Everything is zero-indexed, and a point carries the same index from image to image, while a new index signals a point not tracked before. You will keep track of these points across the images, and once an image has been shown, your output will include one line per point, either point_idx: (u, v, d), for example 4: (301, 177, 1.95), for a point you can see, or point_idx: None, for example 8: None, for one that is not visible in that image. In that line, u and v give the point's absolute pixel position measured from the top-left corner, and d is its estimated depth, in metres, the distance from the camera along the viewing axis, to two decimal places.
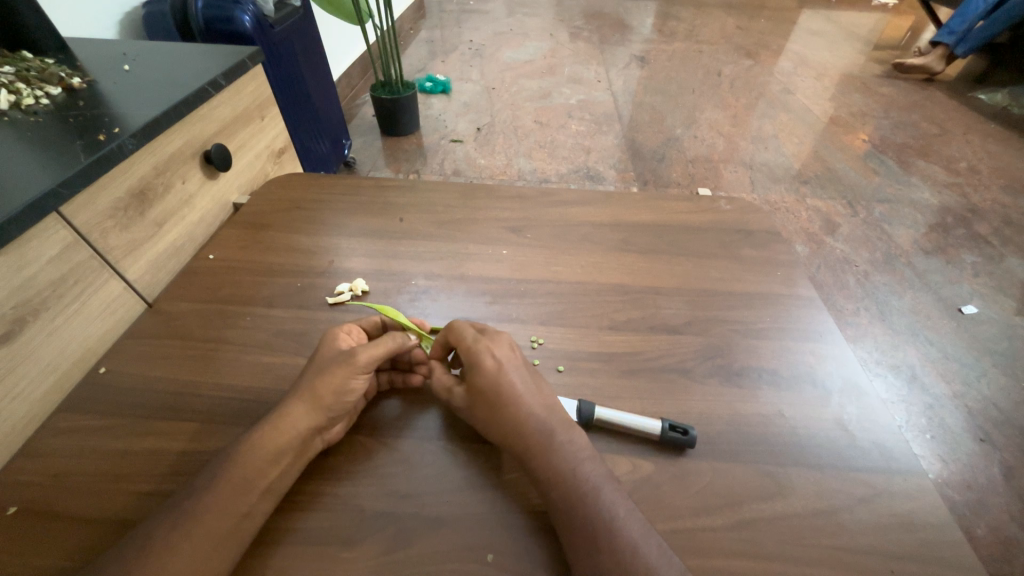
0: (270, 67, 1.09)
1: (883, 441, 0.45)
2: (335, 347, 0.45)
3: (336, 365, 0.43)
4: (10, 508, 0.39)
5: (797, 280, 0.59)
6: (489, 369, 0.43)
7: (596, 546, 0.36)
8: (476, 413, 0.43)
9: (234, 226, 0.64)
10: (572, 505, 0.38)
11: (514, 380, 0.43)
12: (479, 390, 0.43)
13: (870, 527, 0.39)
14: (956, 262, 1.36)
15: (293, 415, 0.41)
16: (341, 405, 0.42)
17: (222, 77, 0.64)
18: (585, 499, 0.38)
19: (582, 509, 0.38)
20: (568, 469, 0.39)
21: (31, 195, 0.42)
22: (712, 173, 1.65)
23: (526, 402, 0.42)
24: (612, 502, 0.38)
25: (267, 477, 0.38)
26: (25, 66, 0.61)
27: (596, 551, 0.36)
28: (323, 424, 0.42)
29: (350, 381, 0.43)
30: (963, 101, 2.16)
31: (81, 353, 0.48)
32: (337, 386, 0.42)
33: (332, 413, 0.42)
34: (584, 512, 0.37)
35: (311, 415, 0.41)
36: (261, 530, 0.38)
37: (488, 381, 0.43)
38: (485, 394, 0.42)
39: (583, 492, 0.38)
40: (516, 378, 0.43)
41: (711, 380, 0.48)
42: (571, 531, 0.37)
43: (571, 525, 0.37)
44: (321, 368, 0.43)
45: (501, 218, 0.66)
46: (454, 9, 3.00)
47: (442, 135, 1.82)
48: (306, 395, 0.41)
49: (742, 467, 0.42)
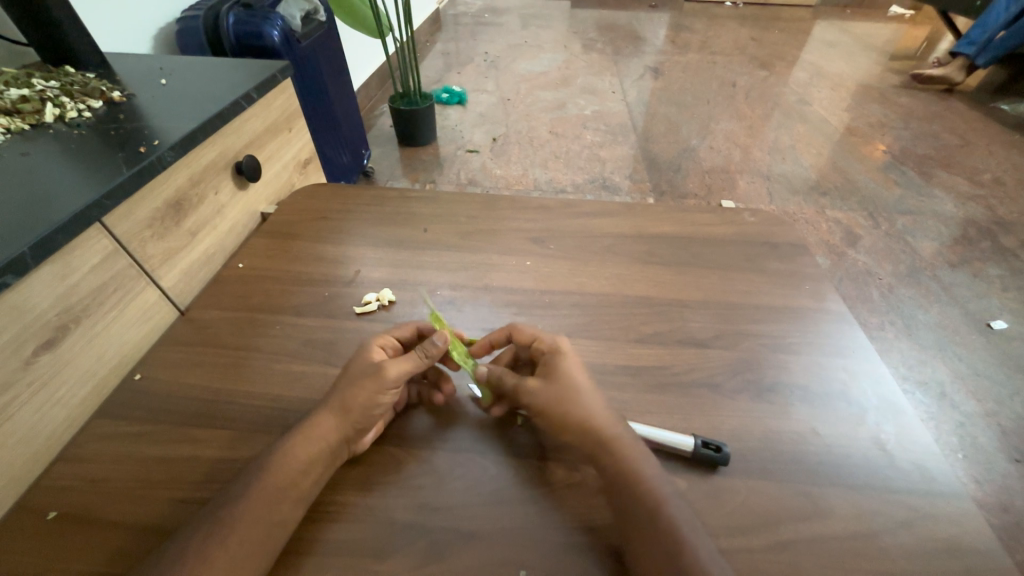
0: (296, 79, 1.12)
1: (924, 462, 0.44)
2: (367, 359, 0.45)
3: (365, 379, 0.43)
4: (50, 512, 0.39)
5: (826, 294, 0.58)
6: (569, 360, 0.46)
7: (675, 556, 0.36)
8: (550, 401, 0.44)
9: (262, 235, 0.65)
10: (647, 510, 0.38)
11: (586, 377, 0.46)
12: (551, 377, 0.45)
13: (911, 552, 0.38)
14: (983, 275, 1.34)
15: (323, 425, 0.41)
16: (368, 419, 0.43)
17: (254, 91, 0.66)
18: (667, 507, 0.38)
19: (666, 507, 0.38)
20: None
21: (78, 206, 0.44)
22: (728, 184, 1.65)
23: (594, 394, 0.44)
24: None
25: (299, 486, 0.39)
26: (69, 81, 0.64)
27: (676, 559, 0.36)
28: (352, 436, 0.42)
29: (378, 397, 0.43)
30: (985, 112, 2.13)
31: (117, 360, 0.49)
32: (367, 398, 0.42)
33: (360, 425, 0.42)
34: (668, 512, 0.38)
35: (340, 425, 0.41)
36: (290, 541, 0.38)
37: (570, 371, 0.45)
38: (556, 380, 0.45)
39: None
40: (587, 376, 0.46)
41: (741, 396, 0.48)
42: (642, 538, 0.37)
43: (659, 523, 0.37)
44: (352, 380, 0.44)
45: (525, 229, 0.66)
46: (469, 22, 3.05)
47: (458, 145, 1.84)
48: (336, 407, 0.42)
49: (778, 486, 0.41)
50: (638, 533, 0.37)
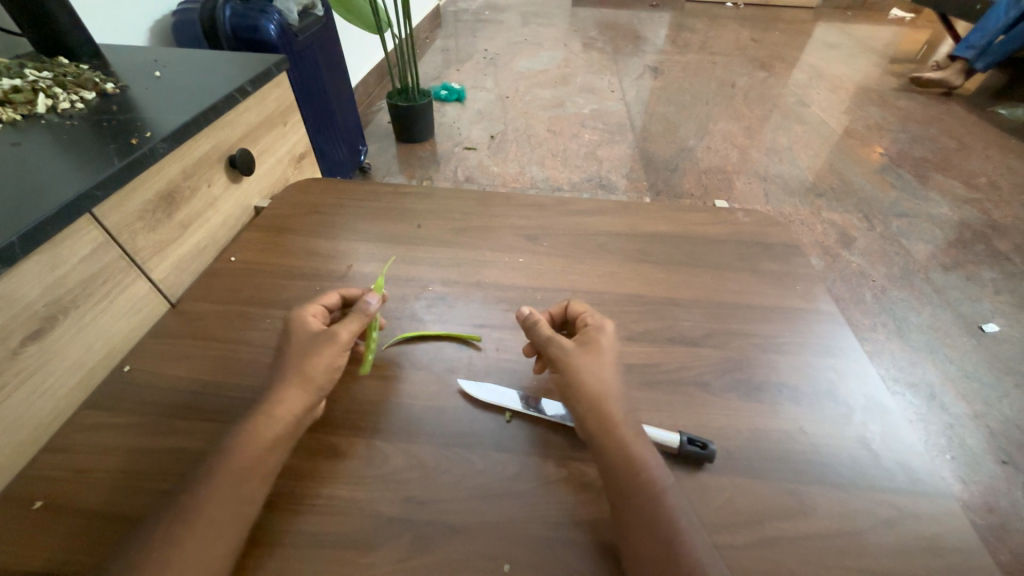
0: (293, 74, 1.12)
1: (909, 461, 0.44)
2: (306, 327, 0.47)
3: (319, 346, 0.45)
4: (36, 502, 0.40)
5: (816, 295, 0.58)
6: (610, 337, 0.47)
7: (667, 553, 0.35)
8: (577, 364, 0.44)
9: (254, 229, 0.65)
10: (637, 505, 0.37)
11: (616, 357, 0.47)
12: (589, 344, 0.46)
13: (893, 550, 0.38)
14: (977, 278, 1.34)
15: (288, 400, 0.42)
16: (329, 382, 0.45)
17: (248, 84, 0.65)
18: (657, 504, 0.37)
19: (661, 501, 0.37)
20: (632, 470, 0.39)
21: (68, 196, 0.44)
22: (725, 184, 1.65)
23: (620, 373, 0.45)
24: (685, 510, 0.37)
25: (265, 465, 0.39)
26: (62, 72, 0.63)
27: (666, 555, 0.35)
28: (316, 402, 0.44)
29: (337, 359, 0.46)
30: (983, 116, 2.14)
31: (106, 352, 0.49)
32: (320, 364, 0.44)
33: (323, 390, 0.44)
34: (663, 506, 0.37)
35: (304, 397, 0.43)
36: (265, 530, 0.38)
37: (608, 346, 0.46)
38: (590, 347, 0.46)
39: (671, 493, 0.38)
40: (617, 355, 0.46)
41: (730, 395, 0.48)
42: (634, 532, 0.36)
43: (652, 517, 0.37)
44: (304, 349, 0.45)
45: (518, 226, 0.66)
46: (469, 19, 3.04)
47: (456, 142, 1.84)
48: (299, 379, 0.43)
49: (763, 484, 0.42)
50: (633, 525, 0.37)
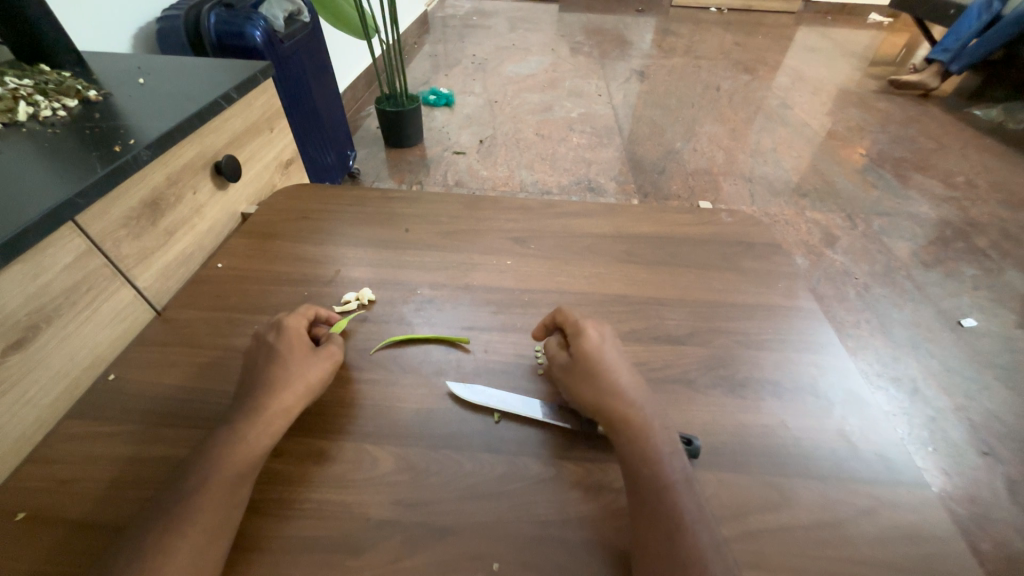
0: (280, 81, 1.12)
1: (887, 453, 0.45)
2: (301, 337, 0.48)
3: (320, 358, 0.47)
4: (19, 513, 0.39)
5: (798, 293, 0.59)
6: (589, 339, 0.48)
7: (666, 549, 0.36)
8: (576, 375, 0.46)
9: (241, 235, 0.65)
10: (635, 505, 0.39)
11: (610, 358, 0.47)
12: (575, 352, 0.47)
13: (873, 539, 0.39)
14: (956, 275, 1.37)
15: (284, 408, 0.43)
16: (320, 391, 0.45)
17: (234, 91, 0.65)
18: (648, 502, 0.38)
19: (655, 501, 0.38)
20: None
21: (49, 204, 0.44)
22: (711, 186, 1.67)
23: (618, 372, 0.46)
24: (674, 506, 0.38)
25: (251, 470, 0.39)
26: (44, 79, 0.63)
27: (667, 551, 0.36)
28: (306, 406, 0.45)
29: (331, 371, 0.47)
30: (959, 116, 2.19)
31: (91, 360, 0.49)
32: (318, 374, 0.46)
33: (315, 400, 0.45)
34: (657, 505, 0.38)
35: (298, 401, 0.44)
36: (252, 536, 0.38)
37: (591, 349, 0.47)
38: (574, 356, 0.47)
39: (664, 494, 0.39)
40: (609, 355, 0.47)
41: (714, 391, 0.49)
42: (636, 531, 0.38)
43: (650, 516, 0.38)
44: (302, 360, 0.46)
45: (506, 229, 0.67)
46: (457, 24, 3.05)
47: (445, 147, 1.84)
48: (295, 385, 0.44)
49: (747, 478, 0.42)
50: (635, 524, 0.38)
